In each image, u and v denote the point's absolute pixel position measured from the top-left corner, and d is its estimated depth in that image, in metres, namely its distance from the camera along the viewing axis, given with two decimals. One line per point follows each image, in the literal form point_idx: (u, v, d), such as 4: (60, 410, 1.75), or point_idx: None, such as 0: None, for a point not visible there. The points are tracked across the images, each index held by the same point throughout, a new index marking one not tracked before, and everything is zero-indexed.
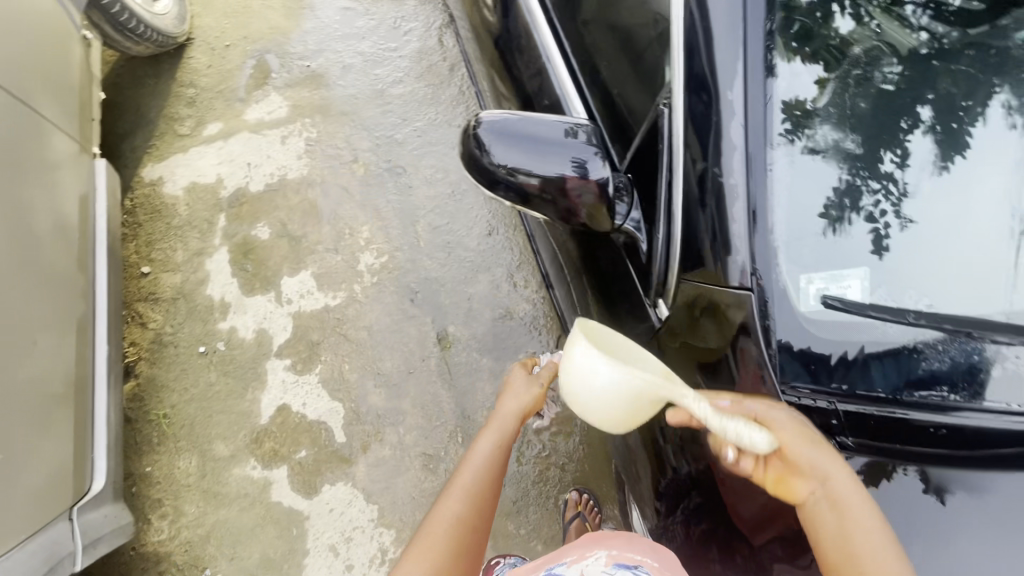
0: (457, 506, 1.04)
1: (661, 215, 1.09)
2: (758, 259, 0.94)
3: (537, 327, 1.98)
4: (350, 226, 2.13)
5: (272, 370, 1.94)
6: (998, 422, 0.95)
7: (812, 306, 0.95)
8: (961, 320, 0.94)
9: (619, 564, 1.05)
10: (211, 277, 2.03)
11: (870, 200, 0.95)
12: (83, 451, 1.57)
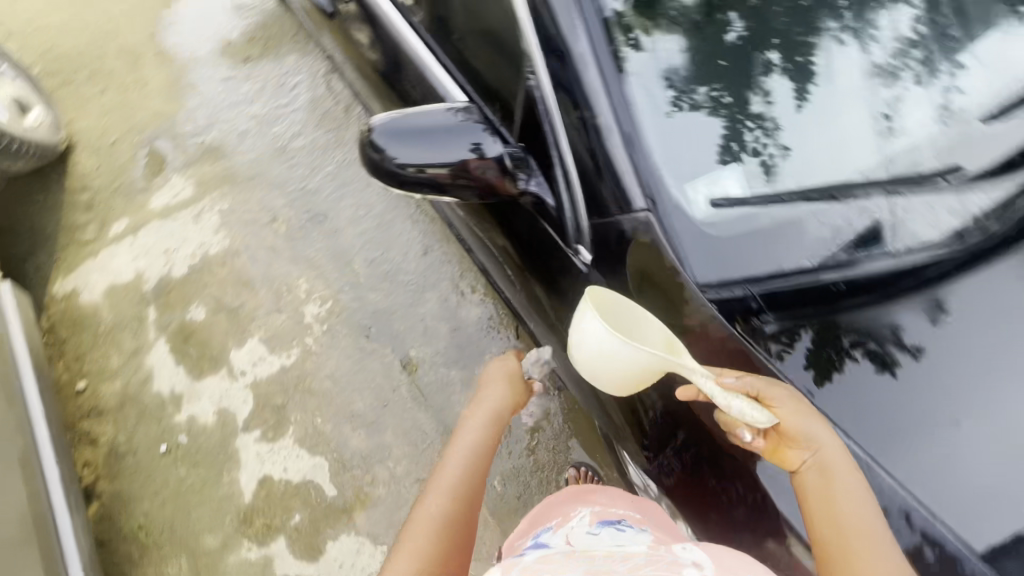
0: (441, 505, 0.93)
1: (556, 169, 1.04)
2: (647, 183, 0.94)
3: (495, 325, 1.92)
4: (287, 283, 2.06)
5: (243, 446, 1.86)
6: (896, 266, 0.94)
7: (705, 212, 0.93)
8: (825, 186, 0.93)
9: (604, 521, 1.10)
10: (155, 372, 1.97)
11: (749, 137, 0.94)
12: None
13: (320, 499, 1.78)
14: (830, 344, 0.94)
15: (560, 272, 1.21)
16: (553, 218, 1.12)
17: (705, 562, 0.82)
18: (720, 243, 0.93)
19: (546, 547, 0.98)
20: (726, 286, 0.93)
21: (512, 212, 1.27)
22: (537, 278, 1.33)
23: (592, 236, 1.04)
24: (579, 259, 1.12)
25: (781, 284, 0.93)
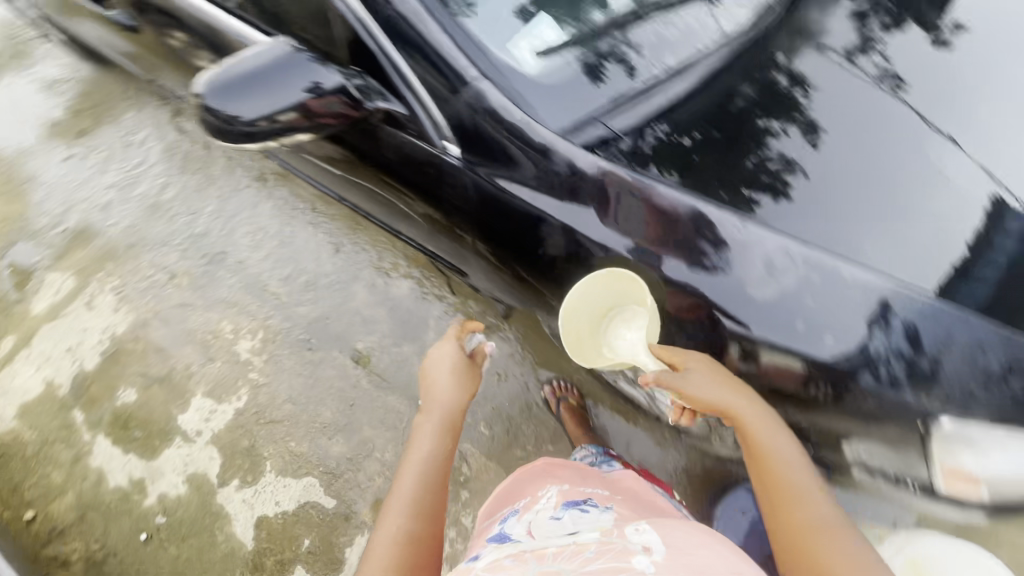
0: (404, 523, 0.88)
1: (394, 76, 1.20)
2: (473, 54, 1.13)
3: (427, 290, 1.94)
4: (210, 330, 1.99)
5: (226, 500, 1.79)
6: (695, 76, 1.20)
7: (530, 64, 1.15)
8: (610, 28, 1.20)
9: (570, 502, 0.98)
10: (106, 469, 1.86)
11: (606, 47, 1.19)
12: None
13: (322, 514, 1.75)
14: (675, 145, 1.12)
15: (443, 185, 1.31)
16: (411, 127, 1.25)
17: (653, 544, 0.75)
18: (550, 88, 1.14)
19: (505, 540, 0.89)
20: (576, 119, 1.13)
21: (381, 149, 1.36)
22: (429, 204, 1.39)
23: (448, 120, 1.18)
24: (448, 153, 1.23)
25: (615, 106, 1.14)
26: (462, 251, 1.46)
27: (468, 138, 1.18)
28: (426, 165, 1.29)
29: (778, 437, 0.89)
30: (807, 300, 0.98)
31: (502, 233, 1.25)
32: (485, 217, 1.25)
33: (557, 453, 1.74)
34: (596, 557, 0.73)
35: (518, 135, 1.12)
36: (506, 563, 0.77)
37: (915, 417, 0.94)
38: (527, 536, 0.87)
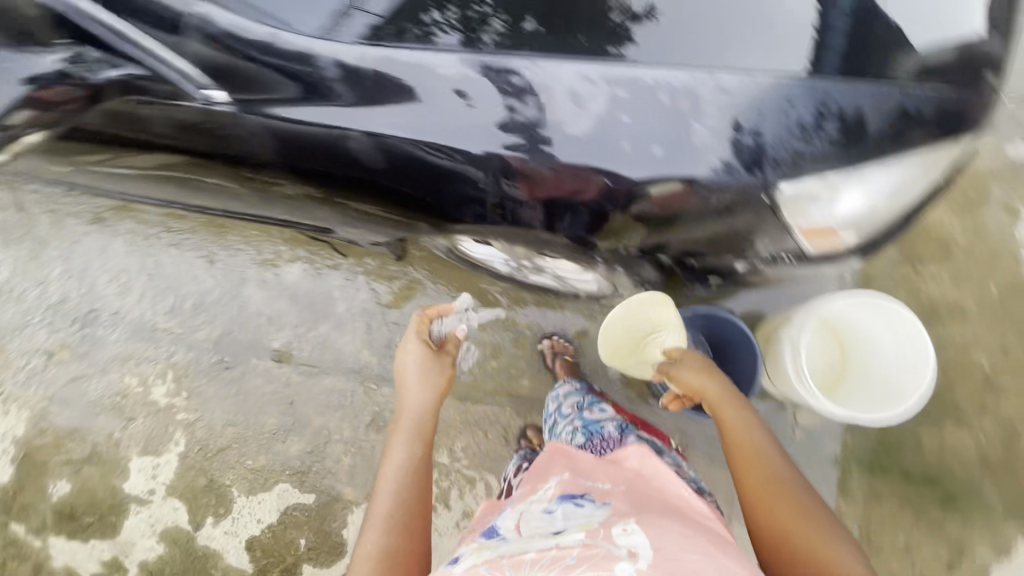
0: (384, 537, 0.99)
1: (114, 40, 1.00)
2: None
3: (320, 265, 1.85)
4: (116, 392, 1.85)
5: (208, 539, 1.76)
6: None
7: None
8: None
9: (567, 495, 1.01)
10: (74, 564, 1.77)
11: None
12: None
13: (307, 512, 1.74)
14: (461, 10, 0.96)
15: (235, 143, 1.03)
16: (161, 89, 1.01)
17: (640, 548, 0.80)
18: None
19: (494, 537, 0.98)
20: (333, 21, 0.97)
21: (138, 125, 1.07)
22: (218, 164, 1.09)
23: (195, 62, 0.99)
24: (213, 104, 1.01)
25: None
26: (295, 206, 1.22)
27: (234, 81, 0.98)
28: (200, 127, 1.03)
29: (757, 430, 1.06)
30: (624, 116, 0.86)
31: (311, 172, 1.02)
32: (280, 165, 1.03)
33: (502, 364, 1.77)
34: (579, 563, 0.79)
35: (294, 59, 0.97)
36: (484, 570, 0.86)
37: (756, 193, 0.95)
38: (513, 533, 0.95)
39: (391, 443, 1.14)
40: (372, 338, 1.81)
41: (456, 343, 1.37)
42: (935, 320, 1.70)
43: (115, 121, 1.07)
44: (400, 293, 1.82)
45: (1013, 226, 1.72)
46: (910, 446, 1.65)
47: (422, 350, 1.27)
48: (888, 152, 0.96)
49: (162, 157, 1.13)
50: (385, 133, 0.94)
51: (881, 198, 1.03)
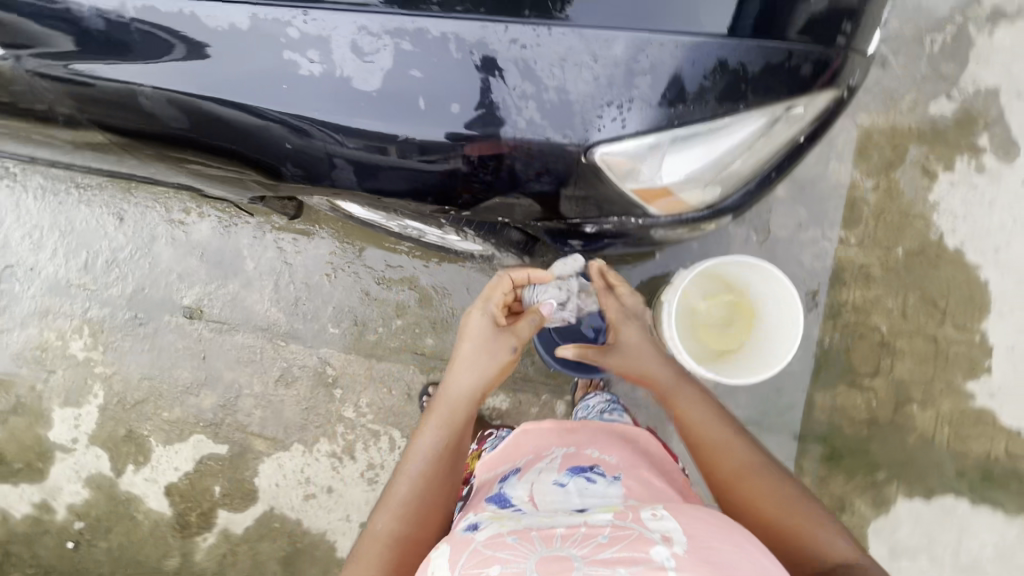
0: (395, 521, 0.94)
1: None
2: None
3: (228, 221, 1.83)
4: (36, 346, 1.90)
5: (130, 484, 1.85)
6: None
7: None
8: None
9: (575, 468, 0.95)
10: (8, 505, 1.89)
11: None
12: None
13: (220, 461, 1.83)
14: None
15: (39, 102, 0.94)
16: None
17: (673, 532, 0.72)
18: None
19: (506, 507, 0.88)
20: None
21: None
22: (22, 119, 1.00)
23: None
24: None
25: None
26: (131, 161, 1.16)
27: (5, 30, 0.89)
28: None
29: (707, 407, 1.07)
30: (415, 72, 0.86)
31: (114, 128, 0.95)
32: (82, 123, 0.96)
33: (406, 324, 1.79)
34: (609, 543, 0.71)
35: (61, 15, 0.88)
36: (510, 539, 0.75)
37: (574, 151, 0.89)
38: (529, 505, 0.86)
39: (425, 420, 1.06)
40: (280, 296, 1.83)
41: (536, 319, 1.16)
42: (839, 282, 1.68)
43: None
44: (306, 251, 1.83)
45: (928, 188, 1.67)
46: (802, 407, 1.67)
47: (488, 325, 1.12)
48: (720, 110, 0.90)
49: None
50: (176, 86, 0.88)
51: (729, 149, 0.97)
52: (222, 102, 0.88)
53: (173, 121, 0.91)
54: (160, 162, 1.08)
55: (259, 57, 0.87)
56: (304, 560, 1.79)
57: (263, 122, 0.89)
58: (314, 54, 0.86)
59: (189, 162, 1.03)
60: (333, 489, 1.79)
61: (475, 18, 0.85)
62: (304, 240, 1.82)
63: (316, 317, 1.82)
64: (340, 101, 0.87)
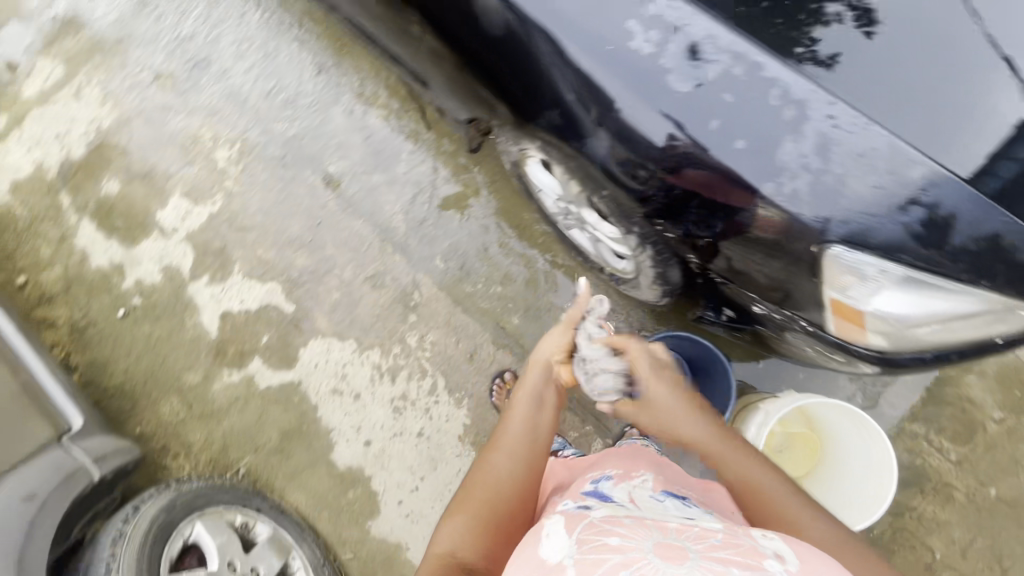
0: (498, 462, 1.04)
1: None
2: None
3: (404, 124, 1.92)
4: (190, 136, 2.01)
5: (196, 292, 1.92)
6: None
7: None
8: None
9: (670, 491, 0.98)
10: (89, 250, 1.98)
11: None
12: (41, 398, 1.36)
13: (281, 317, 1.87)
14: None
15: None
16: None
17: (784, 553, 0.77)
18: None
19: (606, 501, 0.93)
20: None
21: None
22: None
23: None
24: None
25: None
26: (408, 38, 1.27)
27: None
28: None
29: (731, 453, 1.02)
30: (726, 96, 0.84)
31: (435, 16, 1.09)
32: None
33: (503, 293, 1.81)
34: (721, 546, 0.77)
35: None
36: (626, 520, 0.83)
37: (812, 240, 0.90)
38: (630, 503, 0.92)
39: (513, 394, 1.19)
40: (412, 209, 1.89)
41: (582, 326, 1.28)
42: (918, 485, 1.62)
43: None
44: (454, 185, 1.88)
45: None
46: None
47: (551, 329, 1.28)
48: (962, 275, 0.89)
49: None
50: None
51: (941, 314, 0.94)
52: (540, 29, 0.92)
53: (482, 23, 1.00)
54: (437, 52, 1.18)
55: (592, 6, 0.88)
56: (301, 443, 1.80)
57: (552, 65, 0.94)
58: (650, 31, 0.85)
59: (463, 63, 1.12)
60: (360, 397, 1.81)
61: (811, 79, 0.83)
62: (458, 174, 1.89)
63: (432, 243, 1.86)
64: (637, 81, 0.87)
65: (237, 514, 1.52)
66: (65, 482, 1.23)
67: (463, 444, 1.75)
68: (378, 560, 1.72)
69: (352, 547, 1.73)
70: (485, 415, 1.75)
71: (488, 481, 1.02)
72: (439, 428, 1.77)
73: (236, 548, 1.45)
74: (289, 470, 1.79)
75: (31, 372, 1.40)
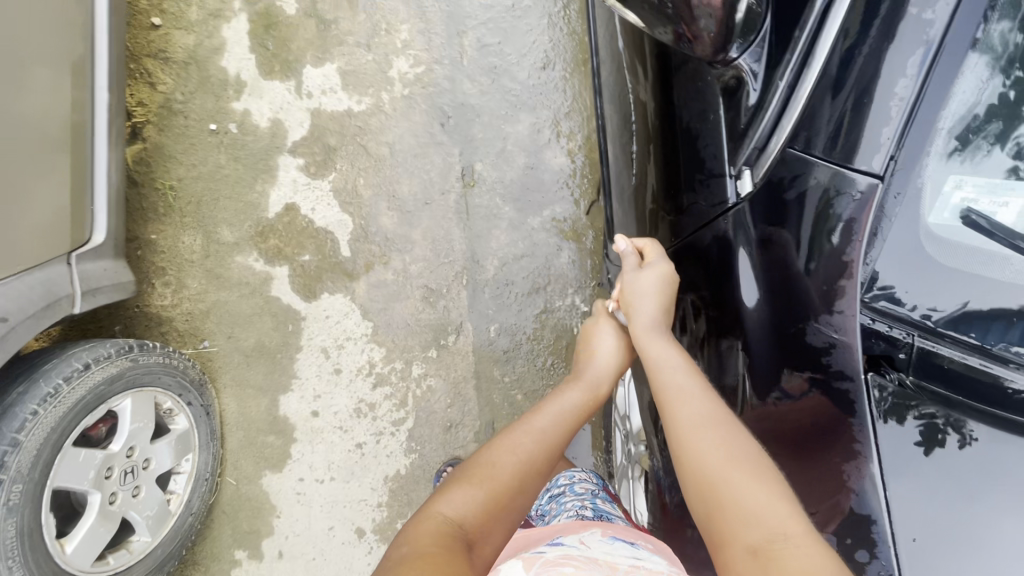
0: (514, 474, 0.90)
1: (785, 80, 0.80)
2: (857, 126, 0.76)
3: (570, 187, 1.71)
4: (388, 21, 1.77)
5: (284, 167, 1.79)
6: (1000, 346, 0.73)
7: (945, 216, 0.74)
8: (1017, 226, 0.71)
9: (619, 537, 0.90)
10: (228, 46, 1.82)
11: (935, 288, 0.74)
12: (82, 168, 1.35)
13: (331, 252, 1.77)
14: (960, 489, 0.72)
15: (693, 217, 0.95)
16: (735, 135, 0.86)
17: None
18: (891, 273, 0.75)
19: (558, 544, 0.84)
20: (885, 320, 0.76)
21: (680, 110, 0.95)
22: (665, 185, 1.01)
23: (768, 170, 0.83)
24: (733, 183, 0.87)
25: (899, 341, 0.76)
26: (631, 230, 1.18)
27: (766, 219, 0.83)
28: (699, 165, 0.93)
29: (703, 417, 0.83)
30: None
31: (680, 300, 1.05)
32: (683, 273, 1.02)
33: (520, 404, 1.70)
34: None
35: (796, 294, 0.80)
36: (578, 561, 0.76)
37: None
38: (579, 546, 0.84)
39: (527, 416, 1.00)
40: (511, 264, 1.72)
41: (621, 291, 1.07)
42: None
43: (675, 70, 0.95)
44: (565, 278, 1.71)
45: None
46: None
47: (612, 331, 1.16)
48: None
49: (652, 93, 1.02)
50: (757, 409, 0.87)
51: None
52: None
53: (713, 358, 0.96)
54: None
55: (813, 480, 0.79)
56: (265, 365, 1.77)
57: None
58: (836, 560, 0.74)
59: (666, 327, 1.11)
60: (338, 373, 1.75)
61: None
62: (575, 271, 1.71)
63: (501, 307, 1.72)
64: None
65: (168, 399, 1.50)
66: (43, 308, 1.21)
67: (382, 484, 1.73)
68: (248, 504, 1.76)
69: (239, 477, 1.76)
70: (418, 479, 1.71)
71: (494, 472, 0.89)
72: (376, 454, 1.73)
73: (143, 438, 1.39)
74: (240, 378, 1.78)
75: (91, 119, 1.38)
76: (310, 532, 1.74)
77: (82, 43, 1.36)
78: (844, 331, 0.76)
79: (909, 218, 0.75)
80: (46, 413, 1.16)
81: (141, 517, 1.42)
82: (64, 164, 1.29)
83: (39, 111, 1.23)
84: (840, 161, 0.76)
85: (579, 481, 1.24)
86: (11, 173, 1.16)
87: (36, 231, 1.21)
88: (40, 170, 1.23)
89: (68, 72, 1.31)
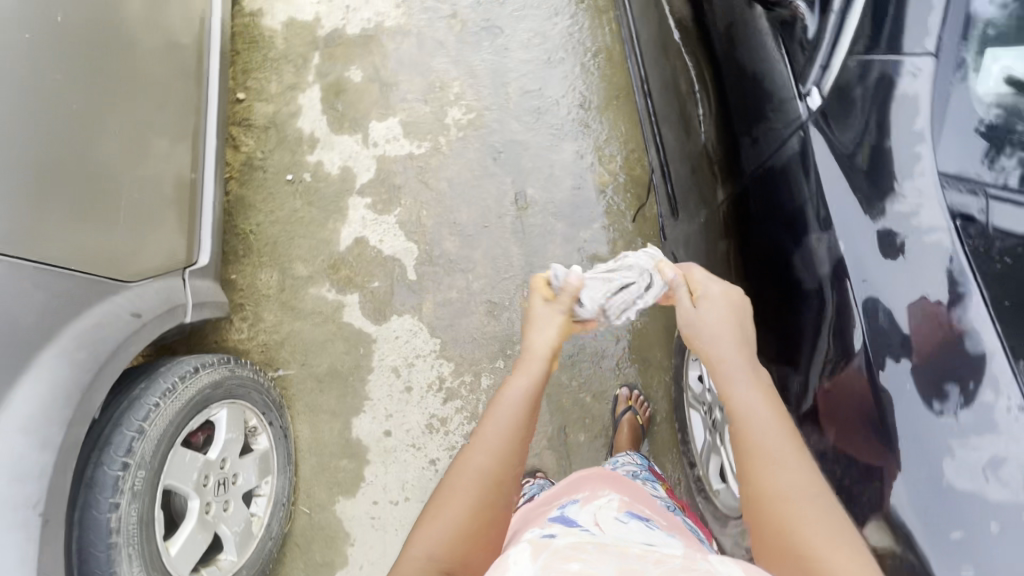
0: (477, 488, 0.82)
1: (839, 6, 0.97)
2: (906, 21, 0.93)
3: (615, 201, 1.89)
4: (442, 79, 2.06)
5: (354, 206, 1.99)
6: None
7: (991, 85, 0.89)
8: None
9: (635, 514, 0.84)
10: (303, 111, 2.10)
11: (996, 145, 0.88)
12: (192, 213, 1.52)
13: (399, 276, 1.90)
14: None
15: (766, 145, 1.09)
16: (800, 63, 1.02)
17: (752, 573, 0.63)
18: (956, 137, 0.89)
19: (570, 524, 0.76)
20: (959, 183, 0.88)
21: (744, 62, 1.13)
22: (736, 129, 1.17)
23: (836, 79, 0.98)
24: (804, 101, 1.01)
25: (977, 202, 0.87)
26: (701, 189, 1.34)
27: (836, 121, 0.97)
28: (767, 99, 1.08)
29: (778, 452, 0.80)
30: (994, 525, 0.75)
31: (752, 225, 1.15)
32: (755, 200, 1.13)
33: (589, 406, 1.73)
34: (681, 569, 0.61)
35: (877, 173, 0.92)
36: (590, 548, 0.65)
37: None
38: (594, 526, 0.75)
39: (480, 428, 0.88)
40: None
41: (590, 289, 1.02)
42: None
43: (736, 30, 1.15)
44: None
45: None
46: None
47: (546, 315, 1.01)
48: None
49: (714, 62, 1.23)
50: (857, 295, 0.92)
51: None
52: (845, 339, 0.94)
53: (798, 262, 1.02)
54: (722, 225, 1.26)
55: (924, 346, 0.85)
56: (338, 388, 1.83)
57: (840, 354, 0.94)
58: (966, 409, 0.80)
59: (740, 257, 1.20)
60: (409, 390, 1.81)
61: None
62: None
63: None
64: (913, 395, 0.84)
65: (255, 416, 1.56)
66: (165, 312, 1.33)
67: None
68: (321, 533, 1.73)
69: (312, 505, 1.75)
70: None
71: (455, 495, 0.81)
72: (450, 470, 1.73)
73: (234, 450, 1.42)
74: (313, 403, 1.83)
75: (202, 175, 1.58)
76: (386, 557, 1.69)
77: (195, 116, 1.57)
78: (925, 191, 0.88)
79: (963, 92, 0.90)
80: (166, 405, 1.23)
81: (230, 533, 1.41)
82: (174, 218, 1.44)
83: (168, 148, 1.44)
84: (895, 51, 0.93)
85: (622, 464, 1.25)
86: (144, 201, 1.34)
87: (155, 255, 1.36)
88: (160, 207, 1.39)
89: (190, 126, 1.54)
